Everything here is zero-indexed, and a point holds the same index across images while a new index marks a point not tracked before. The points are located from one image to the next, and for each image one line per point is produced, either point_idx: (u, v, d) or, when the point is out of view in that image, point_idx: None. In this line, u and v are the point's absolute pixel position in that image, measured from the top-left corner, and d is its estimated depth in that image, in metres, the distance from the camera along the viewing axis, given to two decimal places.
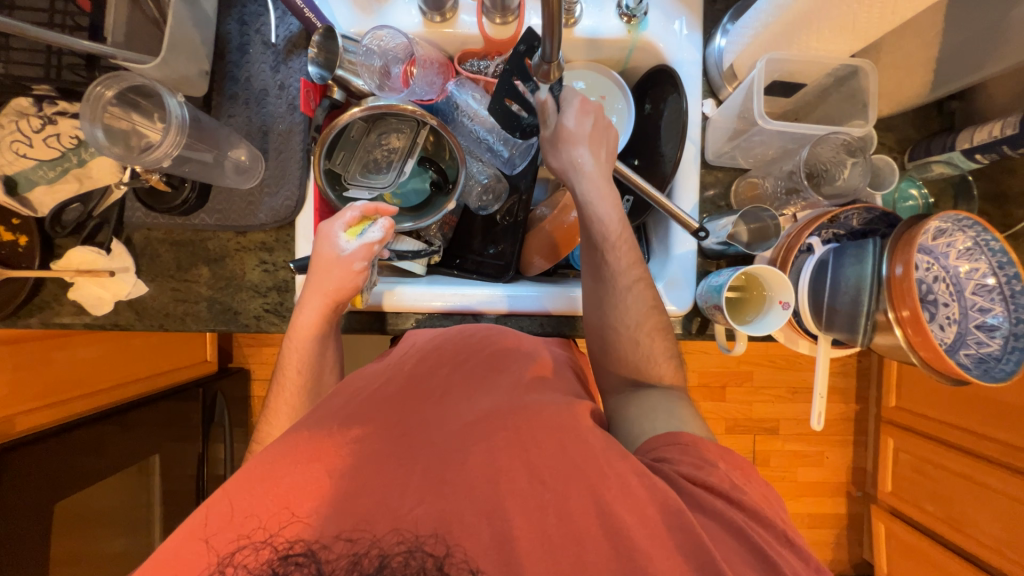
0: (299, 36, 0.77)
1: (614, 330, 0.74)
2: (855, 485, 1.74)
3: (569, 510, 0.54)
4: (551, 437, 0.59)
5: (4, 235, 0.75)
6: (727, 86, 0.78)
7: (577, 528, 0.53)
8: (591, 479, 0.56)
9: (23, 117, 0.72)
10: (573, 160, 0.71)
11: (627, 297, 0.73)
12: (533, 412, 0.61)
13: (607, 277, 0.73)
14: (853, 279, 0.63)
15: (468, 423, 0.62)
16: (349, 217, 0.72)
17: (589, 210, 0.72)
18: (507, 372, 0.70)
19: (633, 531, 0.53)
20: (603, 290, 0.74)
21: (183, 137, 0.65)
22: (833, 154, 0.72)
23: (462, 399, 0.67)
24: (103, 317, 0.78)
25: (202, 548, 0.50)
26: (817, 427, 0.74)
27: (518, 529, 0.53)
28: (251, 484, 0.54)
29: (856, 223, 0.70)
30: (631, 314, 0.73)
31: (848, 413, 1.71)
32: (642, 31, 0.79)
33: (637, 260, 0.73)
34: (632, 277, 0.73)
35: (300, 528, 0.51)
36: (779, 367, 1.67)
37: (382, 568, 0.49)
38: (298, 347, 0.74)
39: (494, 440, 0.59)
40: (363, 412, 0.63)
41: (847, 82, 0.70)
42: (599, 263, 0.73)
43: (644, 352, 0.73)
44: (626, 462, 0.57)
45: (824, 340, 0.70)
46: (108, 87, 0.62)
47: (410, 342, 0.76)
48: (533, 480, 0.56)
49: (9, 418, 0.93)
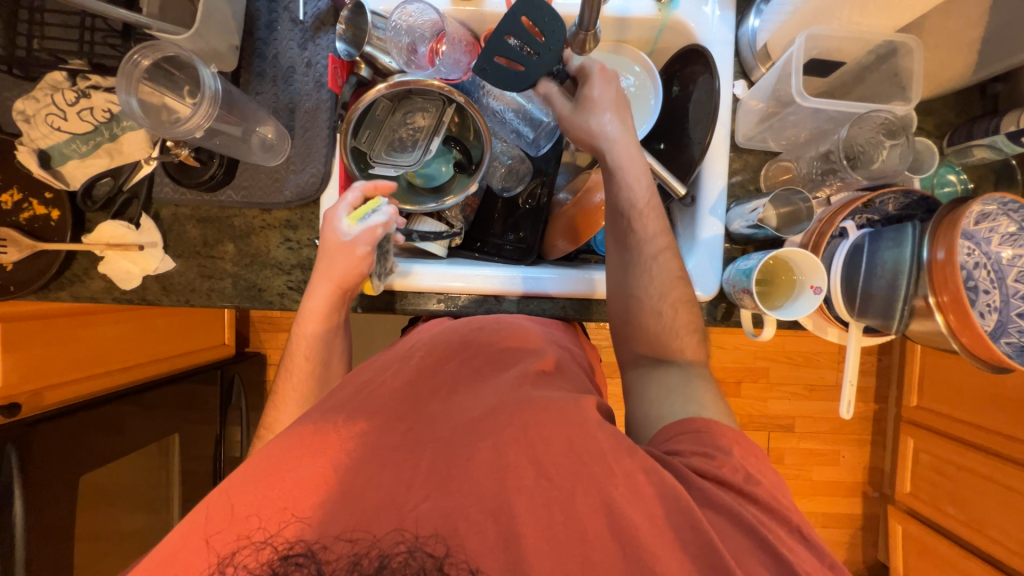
0: (327, 13, 0.77)
1: (639, 297, 0.72)
2: (870, 485, 1.71)
3: (575, 510, 0.54)
4: (556, 433, 0.58)
5: (38, 209, 0.76)
6: (761, 66, 0.76)
7: (582, 528, 0.54)
8: (598, 478, 0.56)
9: (57, 92, 0.73)
10: (602, 130, 0.70)
11: (653, 267, 0.72)
12: (539, 408, 0.60)
13: (633, 246, 0.72)
14: (891, 262, 0.61)
15: (474, 417, 0.61)
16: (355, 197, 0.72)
17: (618, 177, 0.71)
18: (515, 367, 0.68)
19: (641, 532, 0.53)
20: (628, 259, 0.73)
21: (214, 109, 0.65)
22: (871, 136, 0.70)
23: (470, 393, 0.65)
24: (131, 292, 0.79)
25: (203, 550, 0.50)
26: (846, 416, 0.72)
27: (525, 528, 0.53)
28: (247, 486, 0.53)
29: (891, 208, 0.68)
30: (655, 285, 0.72)
31: (866, 412, 1.68)
32: (673, 10, 0.77)
33: (663, 229, 0.73)
34: (659, 246, 0.72)
35: (299, 528, 0.51)
36: (796, 364, 1.64)
37: (382, 568, 0.49)
38: (304, 345, 0.76)
39: (500, 436, 0.58)
40: (376, 399, 0.62)
41: (888, 60, 0.68)
42: (625, 231, 0.73)
43: (668, 322, 0.72)
44: (635, 459, 0.57)
45: (856, 327, 0.68)
46: (144, 56, 0.62)
47: (419, 335, 0.76)
48: (541, 478, 0.56)
49: (36, 394, 0.96)
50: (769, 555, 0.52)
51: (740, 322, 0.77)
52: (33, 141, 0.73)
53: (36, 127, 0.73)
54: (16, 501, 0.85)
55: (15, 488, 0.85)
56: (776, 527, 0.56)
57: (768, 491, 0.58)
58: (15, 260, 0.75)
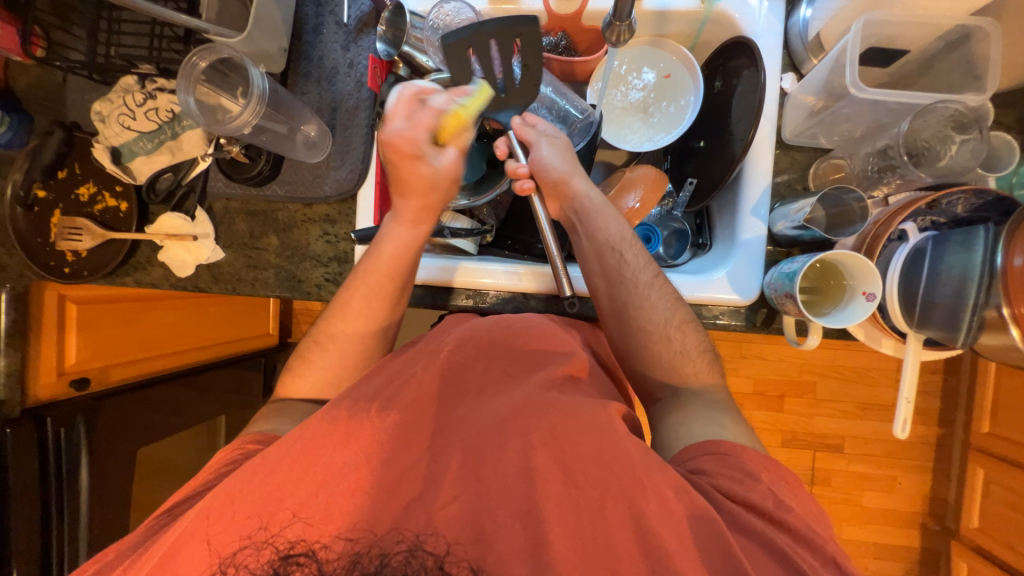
0: (369, 16, 0.80)
1: (643, 331, 0.70)
2: (931, 517, 1.56)
3: (604, 518, 0.53)
4: (585, 441, 0.57)
5: (109, 201, 0.84)
6: (813, 59, 0.72)
7: (611, 541, 0.52)
8: (630, 493, 0.54)
9: (128, 94, 0.80)
10: (569, 171, 0.73)
11: (651, 295, 0.70)
12: (568, 412, 0.59)
13: (628, 277, 0.71)
14: (958, 268, 0.56)
15: (504, 417, 0.61)
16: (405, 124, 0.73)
17: (597, 215, 0.73)
18: (541, 370, 0.67)
19: (670, 548, 0.51)
20: (624, 291, 0.71)
21: (261, 107, 0.69)
22: (936, 129, 0.64)
23: (497, 394, 0.66)
24: (185, 279, 0.85)
25: (203, 550, 0.51)
26: (900, 437, 0.66)
27: (552, 533, 0.53)
28: (263, 486, 0.53)
29: (960, 209, 0.62)
30: (658, 312, 0.69)
31: (927, 436, 1.54)
32: (716, 2, 0.75)
33: (649, 258, 0.73)
34: (652, 273, 0.72)
35: (299, 528, 0.52)
36: (848, 379, 1.53)
37: (382, 565, 0.51)
38: (362, 299, 0.72)
39: (529, 439, 0.58)
40: (402, 388, 0.62)
41: (960, 47, 0.62)
42: (614, 265, 0.71)
43: (678, 347, 0.69)
44: (665, 475, 0.53)
45: (914, 340, 0.62)
46: (202, 58, 0.68)
47: (442, 335, 0.73)
48: (567, 485, 0.56)
49: (104, 370, 1.04)
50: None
51: (782, 329, 0.72)
52: (108, 139, 0.81)
53: (110, 126, 0.81)
54: (81, 468, 0.93)
55: (81, 454, 0.93)
56: (814, 562, 0.50)
57: (801, 520, 0.53)
58: (90, 247, 0.83)
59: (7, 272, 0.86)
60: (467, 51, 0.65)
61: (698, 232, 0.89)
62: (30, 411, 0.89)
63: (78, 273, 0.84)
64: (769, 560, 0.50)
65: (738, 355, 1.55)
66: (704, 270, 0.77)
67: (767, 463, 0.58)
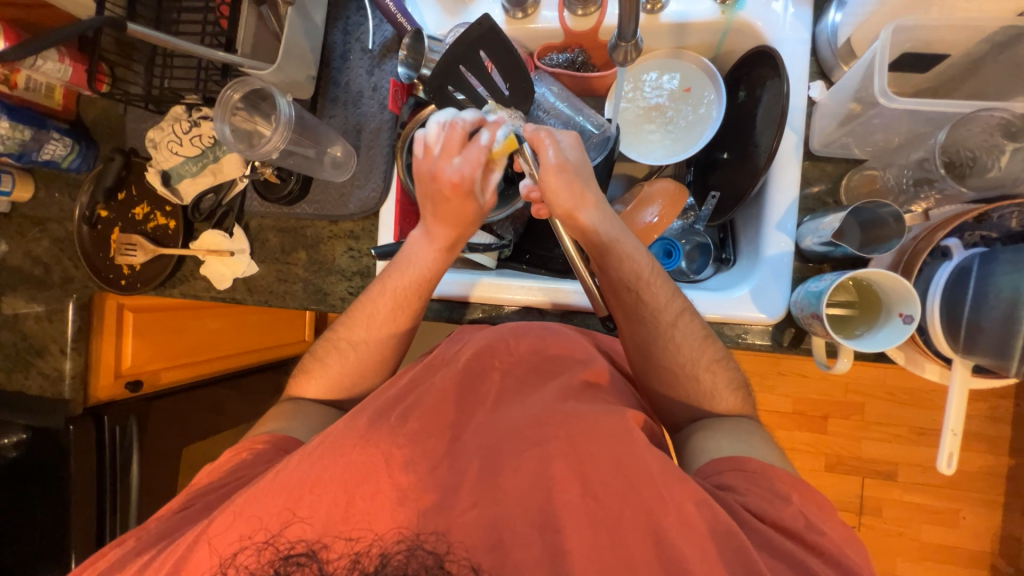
0: (391, 41, 0.83)
1: (669, 370, 0.68)
2: (1002, 557, 1.40)
3: (621, 531, 0.52)
4: (604, 452, 0.56)
5: (160, 219, 0.91)
6: (843, 66, 0.68)
7: (629, 553, 0.51)
8: (650, 506, 0.52)
9: (178, 122, 0.87)
10: (578, 204, 0.66)
11: (674, 334, 0.68)
12: (587, 422, 0.59)
13: (648, 317, 0.68)
14: (1009, 290, 0.51)
15: (515, 425, 0.61)
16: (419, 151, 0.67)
17: (616, 251, 0.68)
18: (558, 379, 0.67)
19: (691, 563, 0.49)
20: (645, 331, 0.69)
21: (289, 133, 0.74)
22: (983, 138, 0.59)
23: (515, 401, 0.66)
24: (224, 291, 0.91)
25: (216, 544, 0.52)
26: (947, 472, 0.61)
27: (571, 544, 0.52)
28: (278, 483, 0.54)
29: (1014, 224, 0.57)
30: (683, 351, 0.67)
31: (995, 467, 1.38)
32: (739, 10, 0.72)
33: (673, 292, 0.69)
34: (675, 311, 0.68)
35: (300, 529, 0.53)
36: (900, 401, 1.41)
37: (382, 565, 0.50)
38: (387, 312, 0.75)
39: (547, 448, 0.58)
40: (419, 398, 0.64)
41: (1010, 49, 0.57)
42: (634, 304, 0.69)
43: (707, 388, 0.67)
44: (685, 488, 0.52)
45: (961, 366, 0.58)
46: (235, 90, 0.72)
47: (457, 344, 0.74)
48: (585, 496, 0.54)
49: (156, 373, 1.11)
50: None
51: (812, 350, 0.68)
52: (159, 163, 0.88)
53: (161, 151, 0.88)
54: (132, 462, 1.01)
55: (132, 448, 1.01)
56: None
57: (830, 539, 0.51)
58: (143, 262, 0.91)
59: (73, 283, 0.95)
60: (447, 79, 0.67)
61: (721, 247, 0.86)
62: (91, 409, 0.98)
63: (133, 285, 0.92)
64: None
65: (776, 372, 1.46)
66: (727, 287, 0.74)
67: (797, 484, 0.55)
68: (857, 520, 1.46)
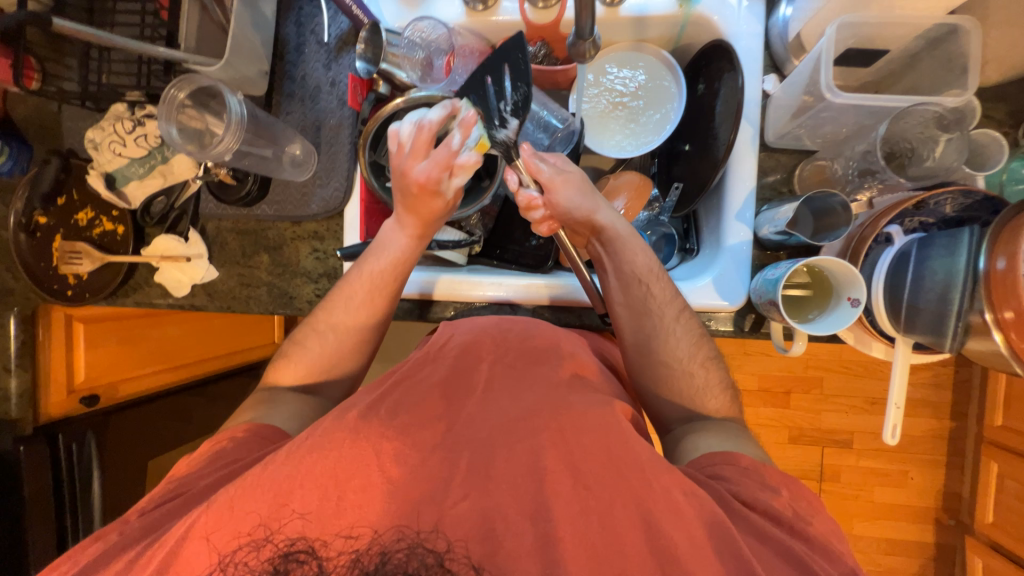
0: (348, 33, 0.80)
1: (665, 367, 0.69)
2: (944, 512, 1.53)
3: (613, 518, 0.53)
4: (594, 440, 0.57)
5: (106, 225, 0.86)
6: (794, 59, 0.71)
7: (620, 540, 0.52)
8: (640, 495, 0.53)
9: (119, 121, 0.82)
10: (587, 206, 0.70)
11: (675, 329, 0.69)
12: (575, 414, 0.59)
13: (653, 311, 0.70)
14: (942, 273, 0.55)
15: (504, 421, 0.60)
16: (417, 138, 0.62)
17: (624, 250, 0.71)
18: (546, 365, 0.68)
19: (680, 549, 0.50)
20: (648, 326, 0.70)
21: (241, 133, 0.70)
22: (920, 130, 0.63)
23: (505, 393, 0.65)
24: (181, 298, 0.87)
25: (203, 547, 0.51)
26: (891, 442, 0.66)
27: (562, 531, 0.52)
28: (264, 485, 0.52)
29: (948, 209, 0.61)
30: (682, 346, 0.68)
31: (939, 430, 1.50)
32: (695, 5, 0.73)
33: (676, 291, 0.71)
34: (677, 307, 0.70)
35: (299, 526, 0.52)
36: (854, 374, 1.50)
37: (382, 564, 0.50)
38: (364, 293, 0.73)
39: (536, 440, 0.58)
40: (404, 397, 0.63)
41: (943, 45, 0.61)
42: (638, 301, 0.70)
43: (700, 382, 0.68)
44: (674, 476, 0.53)
45: (903, 343, 0.62)
46: (180, 89, 0.68)
47: (449, 331, 0.74)
48: (577, 485, 0.55)
49: (114, 386, 1.05)
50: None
51: (770, 334, 0.71)
52: (101, 165, 0.83)
53: (103, 152, 0.83)
54: (93, 479, 0.97)
55: (93, 469, 0.97)
56: (826, 566, 0.49)
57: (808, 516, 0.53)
58: (90, 271, 0.85)
59: (13, 295, 0.89)
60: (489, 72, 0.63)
61: (685, 237, 0.88)
62: (44, 428, 0.92)
63: (81, 295, 0.86)
64: (776, 558, 0.49)
65: (740, 352, 1.52)
66: (690, 277, 0.76)
67: (787, 480, 0.57)
68: (819, 487, 1.55)
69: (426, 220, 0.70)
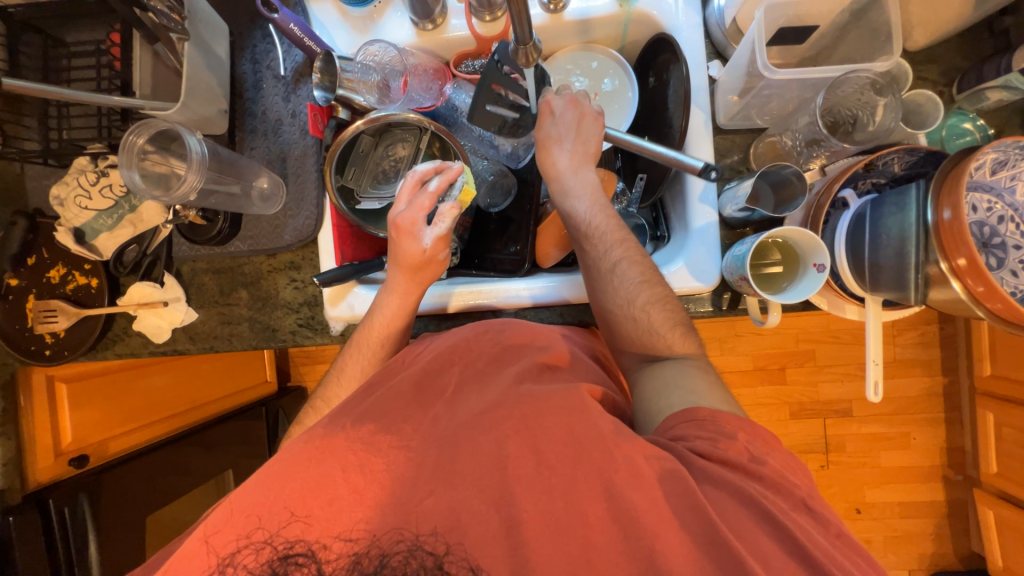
0: (304, 65, 0.82)
1: (609, 315, 0.70)
2: (950, 468, 1.54)
3: (576, 494, 0.52)
4: (555, 421, 0.56)
5: (80, 279, 0.85)
6: (733, 44, 0.74)
7: (583, 510, 0.52)
8: (600, 464, 0.53)
9: (83, 175, 0.82)
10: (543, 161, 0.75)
11: (613, 278, 0.69)
12: (540, 399, 0.59)
13: (591, 263, 0.71)
14: (896, 230, 0.57)
15: (476, 413, 0.60)
16: (406, 185, 0.70)
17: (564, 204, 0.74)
18: (515, 363, 0.67)
19: (639, 510, 0.50)
20: (590, 275, 0.72)
21: (204, 171, 0.71)
22: (858, 97, 0.67)
23: (474, 392, 0.65)
24: (163, 344, 0.86)
25: (204, 551, 0.53)
26: (875, 400, 0.67)
27: (525, 512, 0.52)
28: (253, 505, 0.55)
29: (897, 168, 0.64)
30: (620, 293, 0.68)
31: (933, 387, 1.52)
32: (634, 3, 0.76)
33: (620, 240, 0.70)
34: (616, 256, 0.69)
35: (298, 528, 0.53)
36: (845, 342, 1.52)
37: (382, 566, 0.50)
38: (357, 366, 0.75)
39: (499, 428, 0.57)
40: (378, 401, 0.64)
41: (867, 15, 0.65)
42: (583, 251, 0.73)
43: (644, 327, 0.67)
44: (635, 443, 0.53)
45: (873, 302, 0.64)
46: (139, 135, 0.68)
47: (427, 342, 0.74)
48: (540, 467, 0.54)
49: (103, 443, 1.03)
50: (773, 520, 0.48)
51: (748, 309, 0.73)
52: (69, 221, 0.82)
53: (69, 208, 0.82)
54: (91, 545, 0.91)
55: (89, 536, 0.91)
56: (779, 502, 0.51)
57: (775, 471, 0.52)
58: (66, 328, 0.84)
59: None
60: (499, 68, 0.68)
61: (656, 225, 0.89)
62: (32, 495, 0.89)
63: (59, 354, 0.85)
64: (753, 519, 0.49)
65: (732, 334, 1.54)
66: (663, 262, 0.77)
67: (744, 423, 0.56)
68: (825, 458, 1.57)
69: (411, 271, 0.71)
